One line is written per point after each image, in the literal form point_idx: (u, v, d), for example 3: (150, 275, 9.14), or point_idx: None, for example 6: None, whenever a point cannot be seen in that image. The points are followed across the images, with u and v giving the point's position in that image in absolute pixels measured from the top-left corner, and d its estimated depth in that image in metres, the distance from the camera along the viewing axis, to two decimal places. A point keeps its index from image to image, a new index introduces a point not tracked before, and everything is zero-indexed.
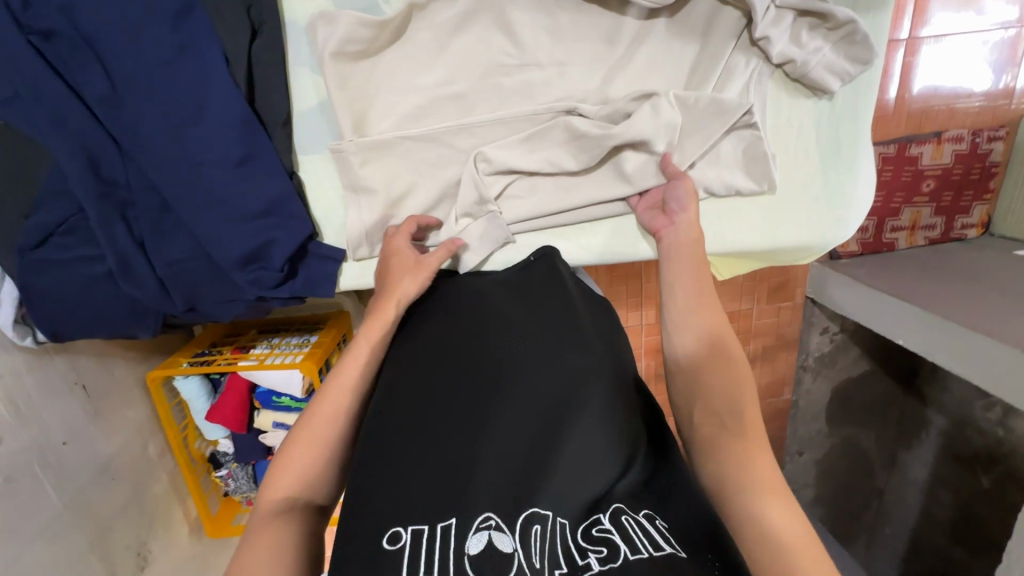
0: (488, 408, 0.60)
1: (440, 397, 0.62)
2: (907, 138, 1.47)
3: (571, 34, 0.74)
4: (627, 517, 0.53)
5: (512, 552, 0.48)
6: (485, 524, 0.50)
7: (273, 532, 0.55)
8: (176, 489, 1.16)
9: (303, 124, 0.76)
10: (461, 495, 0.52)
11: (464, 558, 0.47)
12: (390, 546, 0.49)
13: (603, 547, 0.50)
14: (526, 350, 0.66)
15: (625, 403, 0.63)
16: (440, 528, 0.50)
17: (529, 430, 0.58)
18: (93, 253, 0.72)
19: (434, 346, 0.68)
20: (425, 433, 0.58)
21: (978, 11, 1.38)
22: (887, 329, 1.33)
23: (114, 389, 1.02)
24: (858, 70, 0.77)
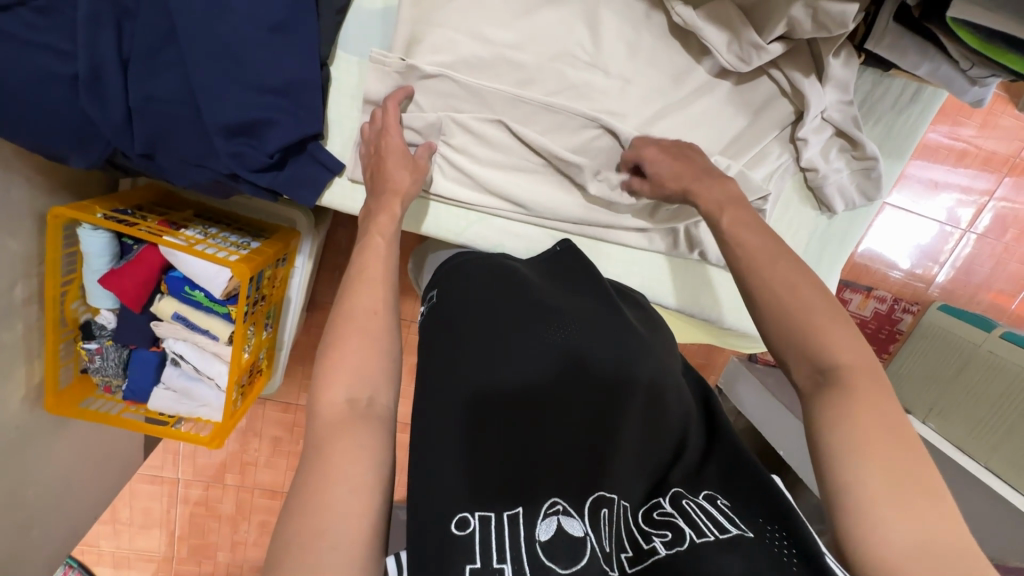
0: (542, 392, 0.57)
1: (482, 369, 0.57)
2: (845, 281, 1.67)
3: (647, 57, 0.74)
4: (687, 501, 0.52)
5: (584, 535, 0.47)
6: (553, 510, 0.48)
7: (351, 431, 0.45)
8: (28, 346, 0.99)
9: (355, 20, 0.69)
10: (521, 486, 0.49)
11: (536, 545, 0.45)
12: (459, 532, 0.44)
13: (667, 530, 0.49)
14: (566, 338, 0.63)
15: (670, 397, 0.62)
16: (506, 514, 0.46)
17: (579, 420, 0.57)
18: (63, 46, 0.61)
19: (466, 315, 0.64)
20: (468, 406, 0.54)
21: (929, 203, 1.64)
22: (775, 439, 1.47)
23: (2, 207, 0.86)
24: (861, 202, 0.84)
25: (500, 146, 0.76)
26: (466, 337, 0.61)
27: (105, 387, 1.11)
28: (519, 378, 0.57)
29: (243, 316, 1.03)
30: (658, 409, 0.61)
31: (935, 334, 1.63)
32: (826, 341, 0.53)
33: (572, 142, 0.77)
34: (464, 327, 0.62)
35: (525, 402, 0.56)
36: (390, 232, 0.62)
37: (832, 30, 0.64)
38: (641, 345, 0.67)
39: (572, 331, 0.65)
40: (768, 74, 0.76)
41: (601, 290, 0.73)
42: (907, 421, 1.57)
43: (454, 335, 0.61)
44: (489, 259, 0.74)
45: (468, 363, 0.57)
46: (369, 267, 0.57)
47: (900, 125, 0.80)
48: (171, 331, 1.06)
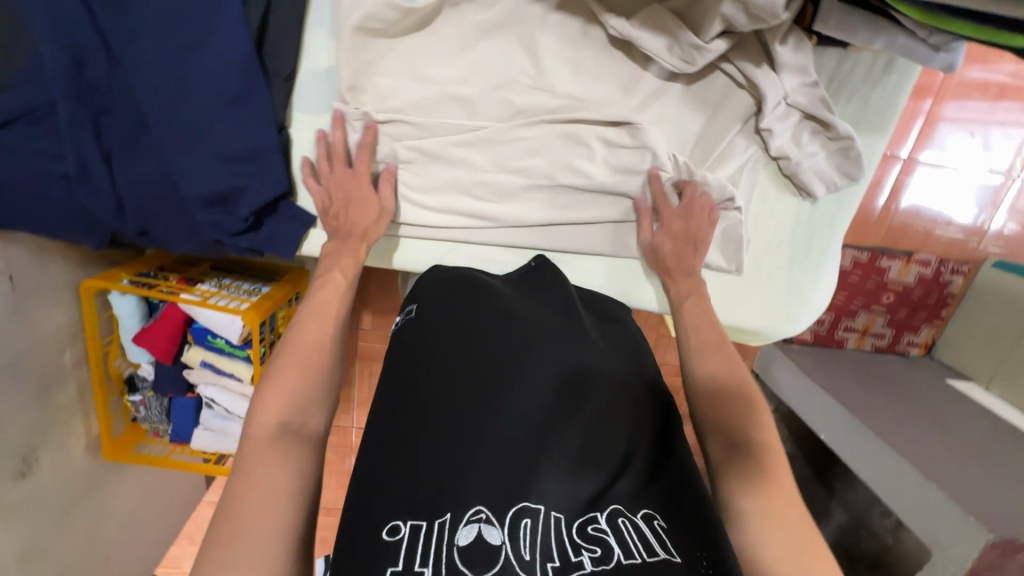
0: (495, 402, 0.61)
1: (439, 382, 0.62)
2: (879, 249, 1.55)
3: (593, 71, 0.74)
4: (623, 520, 0.56)
5: (500, 545, 0.50)
6: (475, 518, 0.51)
7: (274, 455, 0.55)
8: (83, 403, 1.11)
9: (306, 81, 0.74)
10: (451, 490, 0.53)
11: (452, 550, 0.48)
12: (388, 537, 0.50)
13: (597, 547, 0.52)
14: (527, 353, 0.67)
15: (625, 411, 0.67)
16: (436, 523, 0.50)
17: (523, 432, 0.60)
18: (54, 150, 0.68)
19: (434, 339, 0.68)
20: (421, 414, 0.59)
21: (984, 145, 1.51)
22: (815, 423, 1.46)
23: (42, 287, 0.97)
24: (844, 183, 0.80)
25: (458, 172, 0.78)
26: (430, 362, 0.65)
27: (154, 432, 1.22)
28: (473, 390, 0.62)
29: (260, 357, 1.10)
30: (604, 426, 0.64)
31: (996, 296, 1.54)
32: (723, 384, 0.71)
33: (526, 161, 0.78)
34: (433, 351, 0.66)
35: (476, 414, 0.60)
36: (350, 272, 0.75)
37: (767, 21, 0.62)
38: (598, 363, 0.70)
39: (531, 349, 0.68)
40: (721, 69, 0.75)
41: (567, 310, 0.76)
42: (966, 389, 1.56)
43: (419, 360, 0.66)
44: (459, 281, 0.77)
45: (428, 384, 0.62)
46: (323, 307, 0.71)
47: (875, 100, 0.76)
48: (201, 378, 1.15)
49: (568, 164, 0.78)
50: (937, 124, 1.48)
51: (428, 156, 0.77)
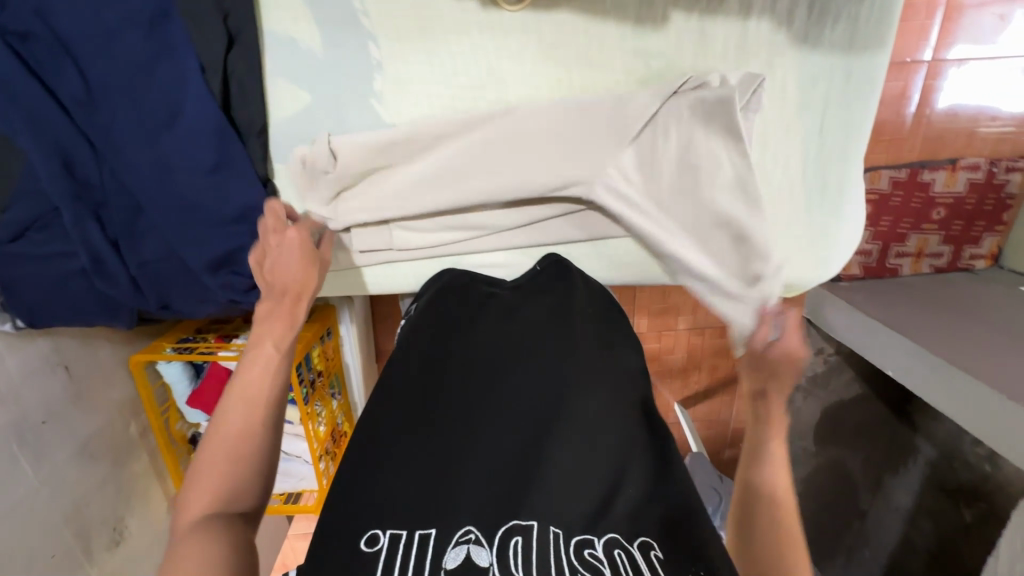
0: (482, 420, 0.63)
1: (425, 406, 0.65)
2: (919, 163, 1.46)
3: (558, 55, 0.72)
4: (620, 551, 0.52)
5: (489, 565, 0.47)
6: (465, 539, 0.50)
7: (202, 537, 0.52)
8: (157, 468, 1.19)
9: (280, 133, 0.74)
10: (439, 507, 0.53)
11: (440, 570, 0.47)
12: (366, 548, 0.49)
13: (592, 573, 0.48)
14: (513, 372, 0.69)
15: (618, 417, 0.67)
16: (419, 535, 0.50)
17: (516, 450, 0.61)
18: (67, 250, 0.72)
19: (428, 368, 0.70)
20: (407, 435, 0.61)
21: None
22: (882, 359, 1.38)
23: (96, 372, 1.04)
24: (844, 113, 0.76)
25: (432, 181, 0.76)
26: (425, 392, 0.67)
27: None
28: (459, 411, 0.64)
29: (304, 398, 1.14)
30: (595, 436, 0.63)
31: None
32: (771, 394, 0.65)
33: (503, 158, 0.75)
34: (427, 382, 0.68)
35: (466, 438, 0.61)
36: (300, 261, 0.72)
37: None
38: (595, 381, 0.70)
39: (523, 374, 0.69)
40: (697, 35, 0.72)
41: (557, 328, 0.76)
42: None
43: (410, 385, 0.67)
44: (461, 293, 0.81)
45: (414, 409, 0.64)
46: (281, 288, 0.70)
47: (866, 12, 0.70)
48: None
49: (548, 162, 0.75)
50: (958, 17, 1.34)
51: (399, 172, 0.76)
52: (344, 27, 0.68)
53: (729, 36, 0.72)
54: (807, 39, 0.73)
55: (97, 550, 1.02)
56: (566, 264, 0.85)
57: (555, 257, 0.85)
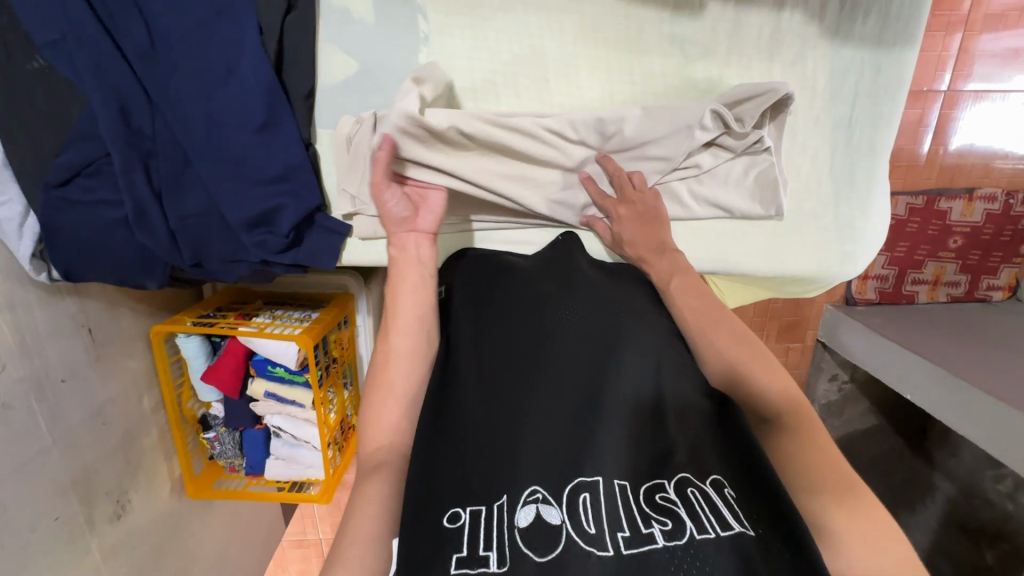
0: (528, 383, 0.65)
1: (473, 374, 0.67)
2: (937, 190, 1.46)
3: (597, 37, 0.75)
4: (693, 490, 0.54)
5: (561, 523, 0.51)
6: (532, 498, 0.54)
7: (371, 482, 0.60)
8: (164, 445, 1.17)
9: (326, 99, 0.77)
10: (507, 474, 0.56)
11: (515, 532, 0.51)
12: (450, 524, 0.53)
13: (667, 519, 0.51)
14: (557, 324, 0.70)
15: (671, 366, 0.68)
16: (495, 506, 0.54)
17: (568, 392, 0.64)
18: (111, 198, 0.75)
19: (476, 352, 0.70)
20: (459, 405, 0.64)
21: None
22: (899, 382, 1.36)
23: (117, 338, 1.04)
24: (871, 110, 0.79)
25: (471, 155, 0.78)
26: (473, 365, 0.68)
27: (230, 467, 1.26)
28: (509, 376, 0.66)
29: (318, 381, 1.13)
30: (644, 376, 0.66)
31: None
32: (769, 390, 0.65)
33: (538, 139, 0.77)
34: (473, 359, 0.69)
35: (518, 403, 0.63)
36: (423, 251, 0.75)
37: None
38: (639, 327, 0.71)
39: (555, 330, 0.70)
40: (732, 27, 0.75)
41: (587, 279, 0.76)
42: None
43: (463, 357, 0.69)
44: (482, 265, 0.81)
45: (469, 382, 0.67)
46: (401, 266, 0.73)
47: (896, 7, 0.74)
48: (268, 408, 1.18)
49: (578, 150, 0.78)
50: (974, 52, 1.35)
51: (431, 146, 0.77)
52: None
53: (763, 26, 0.75)
54: (837, 33, 0.76)
55: (99, 520, 1.00)
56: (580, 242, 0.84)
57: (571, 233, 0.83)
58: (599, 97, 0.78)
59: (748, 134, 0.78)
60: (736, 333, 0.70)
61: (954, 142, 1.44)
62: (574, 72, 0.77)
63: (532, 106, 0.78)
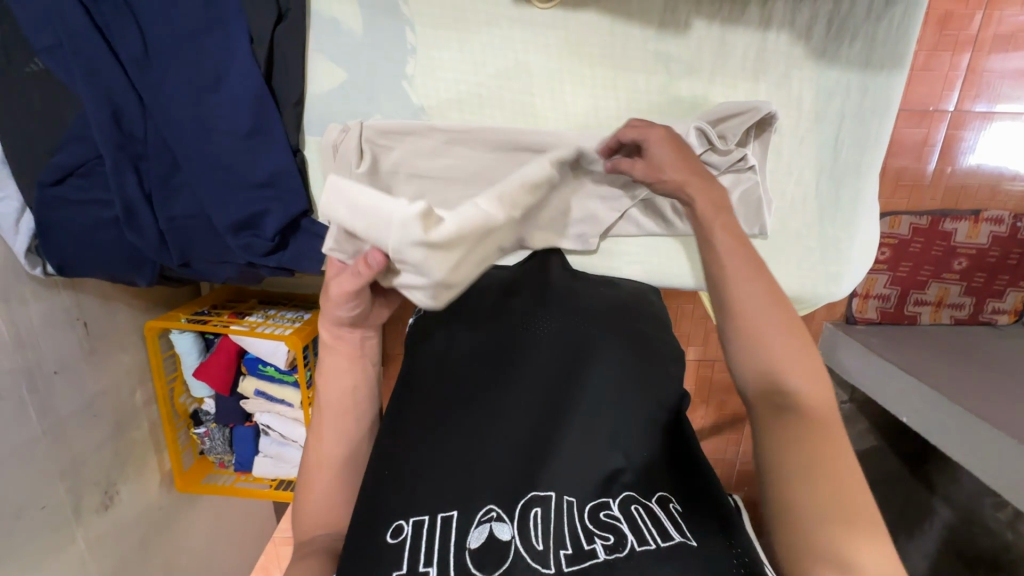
0: (493, 399, 0.68)
1: (444, 382, 0.69)
2: (941, 211, 1.44)
3: (582, 52, 0.76)
4: (636, 507, 0.60)
5: (510, 539, 0.56)
6: (487, 517, 0.58)
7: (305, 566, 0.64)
8: (155, 439, 1.19)
9: (315, 106, 0.78)
10: (467, 489, 0.60)
11: (466, 552, 0.55)
12: (393, 539, 0.56)
13: (609, 534, 0.57)
14: (529, 344, 0.72)
15: (637, 386, 0.70)
16: (444, 518, 0.57)
17: (532, 411, 0.67)
18: (103, 197, 0.77)
19: (450, 363, 0.71)
20: (425, 416, 0.66)
21: None
22: (895, 404, 1.33)
23: (111, 332, 1.07)
24: (857, 132, 0.79)
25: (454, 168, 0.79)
26: (445, 376, 0.70)
27: (219, 462, 1.28)
28: (475, 390, 0.68)
29: (306, 381, 1.14)
30: (605, 399, 0.68)
31: None
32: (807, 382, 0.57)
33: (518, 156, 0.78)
34: (445, 371, 0.70)
35: (482, 419, 0.66)
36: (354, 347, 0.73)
37: None
38: (609, 345, 0.73)
39: (528, 347, 0.72)
40: (719, 46, 0.75)
41: (563, 297, 0.77)
42: None
43: (435, 366, 0.71)
44: None
45: (437, 392, 0.68)
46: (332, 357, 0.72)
47: (884, 29, 0.74)
48: (257, 406, 1.20)
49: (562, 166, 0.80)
50: (983, 73, 1.33)
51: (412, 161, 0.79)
52: (384, 11, 0.74)
53: (749, 46, 0.75)
54: (824, 54, 0.76)
55: (86, 510, 1.02)
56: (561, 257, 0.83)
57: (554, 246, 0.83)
58: (582, 114, 0.78)
59: (731, 151, 0.78)
60: (768, 292, 0.61)
61: (961, 163, 1.42)
62: (558, 87, 0.77)
63: (516, 118, 0.79)
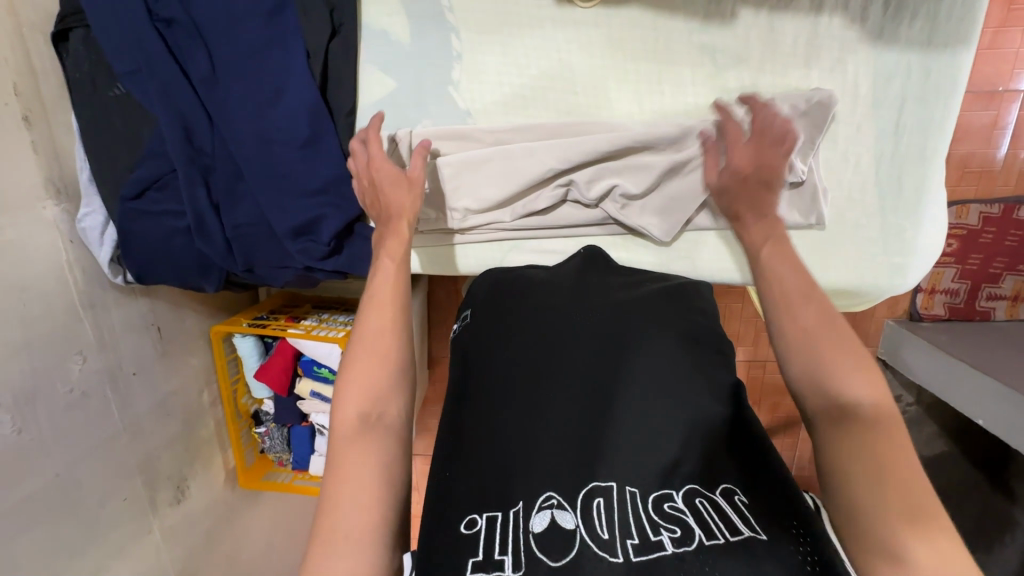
0: (543, 391, 0.65)
1: (495, 376, 0.68)
2: (1015, 198, 1.34)
3: (625, 49, 0.76)
4: (700, 500, 0.56)
5: (574, 528, 0.53)
6: (547, 504, 0.55)
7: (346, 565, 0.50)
8: (220, 437, 1.27)
9: (365, 116, 0.82)
10: (521, 484, 0.57)
11: (530, 535, 0.53)
12: (466, 530, 0.55)
13: (677, 527, 0.52)
14: (571, 333, 0.71)
15: (686, 372, 0.67)
16: (510, 513, 0.55)
17: (572, 415, 0.63)
18: (175, 209, 0.84)
19: (490, 356, 0.70)
20: (478, 410, 0.65)
21: None
22: (967, 406, 1.24)
23: (181, 336, 1.14)
24: (921, 114, 0.75)
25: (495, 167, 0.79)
26: (485, 369, 0.69)
27: (279, 461, 1.35)
28: (525, 383, 0.66)
29: None
30: (653, 388, 0.65)
31: None
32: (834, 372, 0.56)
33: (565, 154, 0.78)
34: (489, 361, 0.69)
35: (532, 413, 0.63)
36: (399, 253, 0.69)
37: None
38: (649, 331, 0.71)
39: (566, 335, 0.71)
40: (768, 35, 0.74)
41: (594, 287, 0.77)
42: None
43: (485, 361, 0.70)
44: (503, 283, 0.81)
45: (489, 386, 0.67)
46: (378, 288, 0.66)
47: (947, 6, 0.70)
48: (313, 407, 1.24)
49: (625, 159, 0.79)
50: None
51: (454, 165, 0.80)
52: (431, 21, 0.77)
53: (798, 32, 0.73)
54: (881, 35, 0.73)
55: (160, 504, 1.09)
56: (604, 256, 0.83)
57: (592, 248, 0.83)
58: (623, 112, 0.78)
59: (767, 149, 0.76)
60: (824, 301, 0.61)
61: None
62: (602, 84, 0.77)
63: (560, 117, 0.79)
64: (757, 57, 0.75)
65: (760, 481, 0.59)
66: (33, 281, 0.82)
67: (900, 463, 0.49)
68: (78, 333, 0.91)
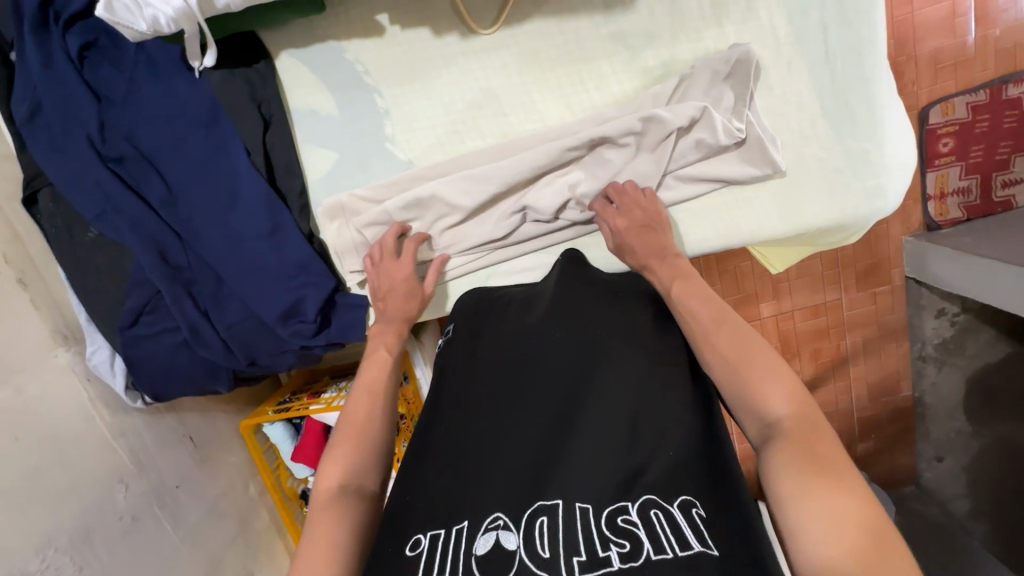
0: (509, 406, 0.64)
1: (465, 402, 0.66)
2: (1000, 79, 1.27)
3: (539, 61, 0.77)
4: (656, 511, 0.50)
5: (515, 549, 0.49)
6: (493, 525, 0.51)
7: None
8: (277, 524, 1.30)
9: (316, 192, 0.85)
10: (470, 503, 0.55)
11: (472, 558, 0.49)
12: (410, 552, 0.52)
13: (626, 541, 0.48)
14: (541, 343, 0.69)
15: (670, 384, 0.63)
16: (454, 529, 0.53)
17: (534, 430, 0.61)
18: (170, 326, 0.88)
19: (462, 382, 0.68)
20: (443, 442, 0.63)
21: None
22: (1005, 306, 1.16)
23: (215, 439, 1.18)
24: (848, 35, 0.73)
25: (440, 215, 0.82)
26: (457, 402, 0.66)
27: None
28: (490, 402, 0.65)
29: None
30: (622, 391, 0.61)
31: None
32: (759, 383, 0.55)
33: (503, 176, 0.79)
34: (462, 399, 0.67)
35: (496, 428, 0.62)
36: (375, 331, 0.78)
37: None
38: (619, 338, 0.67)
39: (538, 349, 0.68)
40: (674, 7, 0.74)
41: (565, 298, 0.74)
42: None
43: (456, 389, 0.68)
44: (479, 308, 0.80)
45: (461, 413, 0.65)
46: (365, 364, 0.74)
47: None
48: None
49: (581, 154, 0.79)
50: None
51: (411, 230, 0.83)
52: (353, 88, 0.80)
53: None
54: None
55: None
56: (584, 259, 0.82)
57: (572, 250, 0.82)
58: (556, 117, 0.80)
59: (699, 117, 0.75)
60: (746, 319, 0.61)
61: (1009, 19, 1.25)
62: (528, 99, 0.79)
63: (497, 140, 0.81)
64: (669, 31, 0.75)
65: (728, 483, 0.54)
66: (64, 427, 0.88)
67: (831, 459, 0.48)
68: (117, 464, 0.95)
